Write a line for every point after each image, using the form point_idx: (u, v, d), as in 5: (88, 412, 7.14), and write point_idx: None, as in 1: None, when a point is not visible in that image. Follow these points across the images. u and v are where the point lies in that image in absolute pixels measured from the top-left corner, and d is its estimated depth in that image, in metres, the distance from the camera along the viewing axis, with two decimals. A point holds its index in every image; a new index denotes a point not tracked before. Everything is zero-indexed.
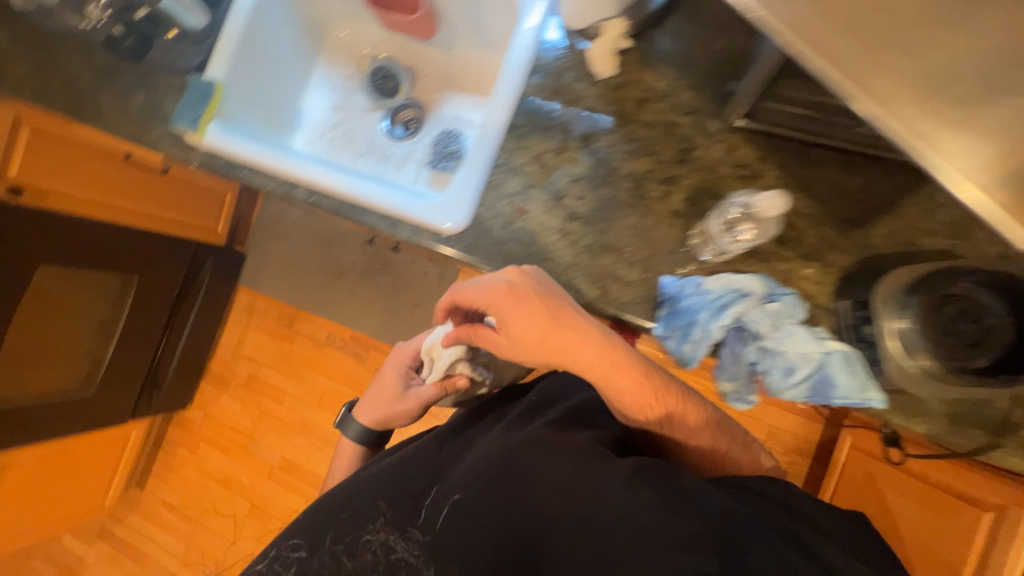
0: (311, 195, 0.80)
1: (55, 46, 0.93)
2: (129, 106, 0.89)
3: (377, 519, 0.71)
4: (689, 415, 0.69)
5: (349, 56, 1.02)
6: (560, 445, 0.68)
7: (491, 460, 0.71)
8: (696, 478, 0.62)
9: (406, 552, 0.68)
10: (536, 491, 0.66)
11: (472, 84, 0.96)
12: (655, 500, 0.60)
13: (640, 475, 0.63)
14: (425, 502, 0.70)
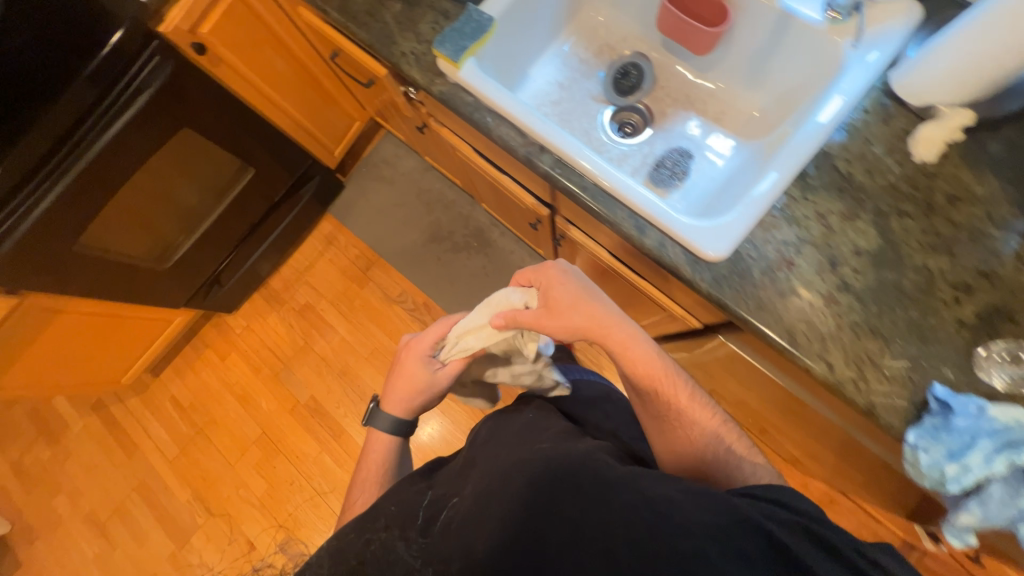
0: (558, 168, 0.75)
1: None
2: (379, 13, 0.85)
3: (381, 524, 0.67)
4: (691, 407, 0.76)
5: (593, 39, 0.98)
6: (549, 452, 0.66)
7: (496, 470, 0.68)
8: (681, 486, 0.59)
9: (407, 557, 0.62)
10: (522, 476, 0.63)
11: (714, 113, 0.92)
12: (637, 508, 0.56)
13: (630, 484, 0.59)
14: (424, 511, 0.68)
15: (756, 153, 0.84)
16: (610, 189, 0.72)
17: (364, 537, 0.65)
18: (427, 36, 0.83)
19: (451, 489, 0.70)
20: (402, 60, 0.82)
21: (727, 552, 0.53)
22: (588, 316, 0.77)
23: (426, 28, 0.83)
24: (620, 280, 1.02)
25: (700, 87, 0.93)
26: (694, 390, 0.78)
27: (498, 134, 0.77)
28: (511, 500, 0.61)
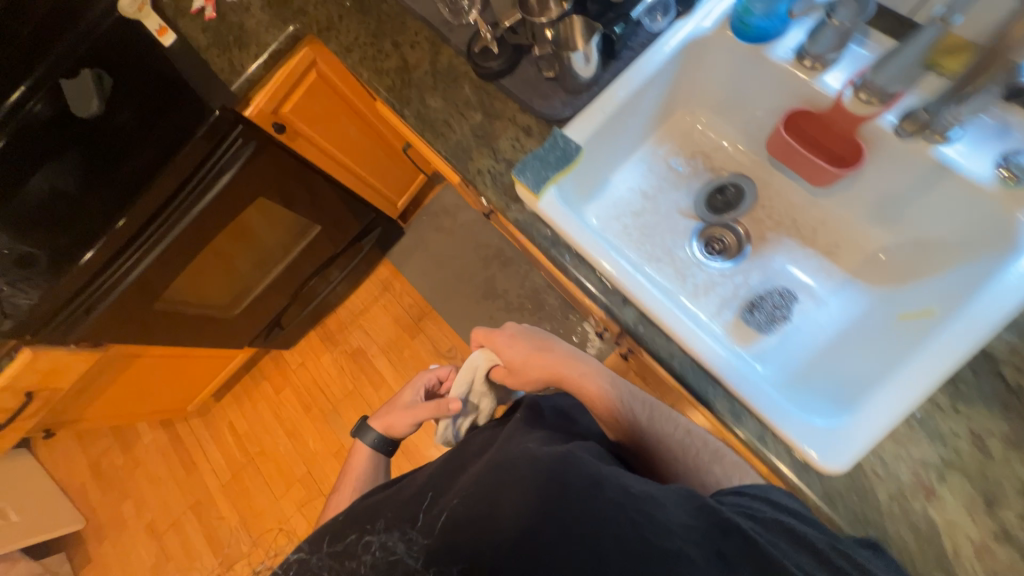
0: (641, 324, 0.68)
1: (408, 38, 0.88)
2: (457, 126, 0.81)
3: (377, 520, 0.62)
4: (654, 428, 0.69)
5: (684, 143, 0.88)
6: (528, 446, 0.58)
7: (477, 466, 0.60)
8: (669, 493, 0.52)
9: (406, 559, 0.54)
10: (517, 471, 0.54)
11: (824, 243, 0.80)
12: (618, 505, 0.50)
13: (609, 483, 0.52)
14: (422, 508, 0.59)
15: (875, 305, 0.72)
16: (703, 362, 0.63)
17: (361, 540, 0.60)
18: (507, 154, 0.77)
19: (434, 482, 0.63)
20: (478, 180, 0.77)
21: (712, 557, 0.47)
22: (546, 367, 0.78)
23: (505, 145, 0.78)
24: (693, 411, 0.91)
25: (809, 211, 0.81)
26: (654, 410, 0.72)
27: (577, 276, 0.72)
28: (504, 505, 0.52)
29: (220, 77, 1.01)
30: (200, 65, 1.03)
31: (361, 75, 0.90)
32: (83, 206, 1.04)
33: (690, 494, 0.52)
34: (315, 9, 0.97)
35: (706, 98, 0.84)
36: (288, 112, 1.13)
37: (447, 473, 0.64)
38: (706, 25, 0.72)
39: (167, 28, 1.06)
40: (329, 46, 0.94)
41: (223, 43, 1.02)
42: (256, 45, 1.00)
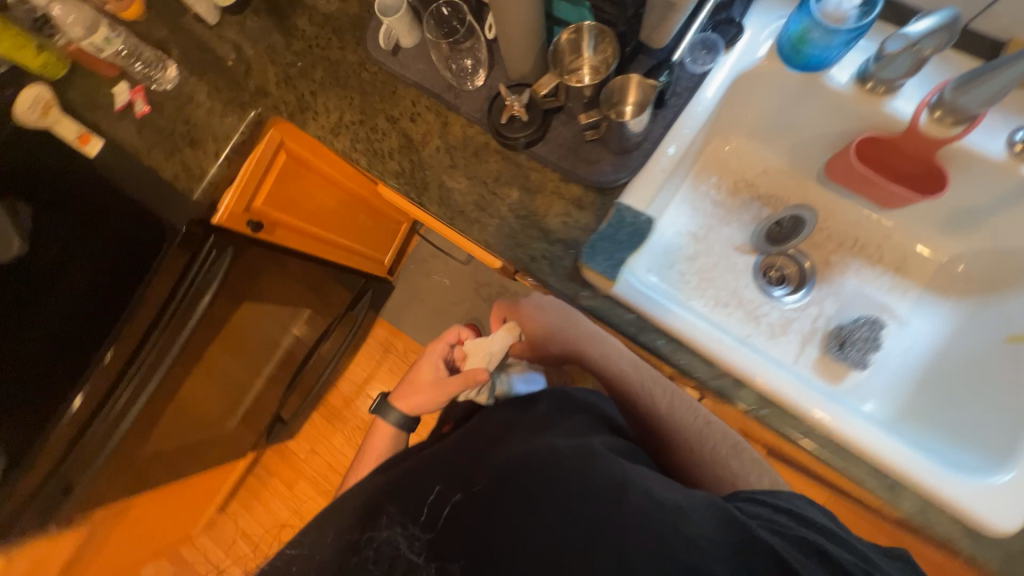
0: (762, 406, 0.61)
1: (408, 111, 0.76)
2: (494, 209, 0.71)
3: (381, 518, 0.59)
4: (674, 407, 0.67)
5: (725, 174, 0.82)
6: (555, 441, 0.55)
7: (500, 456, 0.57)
8: (697, 500, 0.49)
9: (409, 555, 0.54)
10: (539, 481, 0.51)
11: (894, 259, 0.77)
12: (643, 519, 0.47)
13: (636, 483, 0.50)
14: (425, 504, 0.57)
15: (965, 321, 0.70)
16: (841, 439, 0.59)
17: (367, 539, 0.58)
18: (561, 234, 0.68)
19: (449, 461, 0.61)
20: (534, 269, 0.68)
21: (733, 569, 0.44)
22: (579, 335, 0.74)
23: (556, 223, 0.68)
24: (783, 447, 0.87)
25: (866, 229, 0.78)
26: (675, 398, 0.68)
27: (677, 364, 0.63)
28: (526, 519, 0.49)
29: (175, 186, 0.83)
30: (145, 174, 0.84)
31: (358, 161, 0.77)
32: (15, 385, 0.80)
33: (717, 504, 0.49)
34: (280, 87, 0.82)
35: (744, 127, 0.78)
36: (261, 205, 0.95)
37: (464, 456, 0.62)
38: (755, 60, 0.66)
39: (90, 133, 0.86)
40: (308, 131, 0.80)
41: (169, 142, 0.84)
42: (213, 140, 0.83)
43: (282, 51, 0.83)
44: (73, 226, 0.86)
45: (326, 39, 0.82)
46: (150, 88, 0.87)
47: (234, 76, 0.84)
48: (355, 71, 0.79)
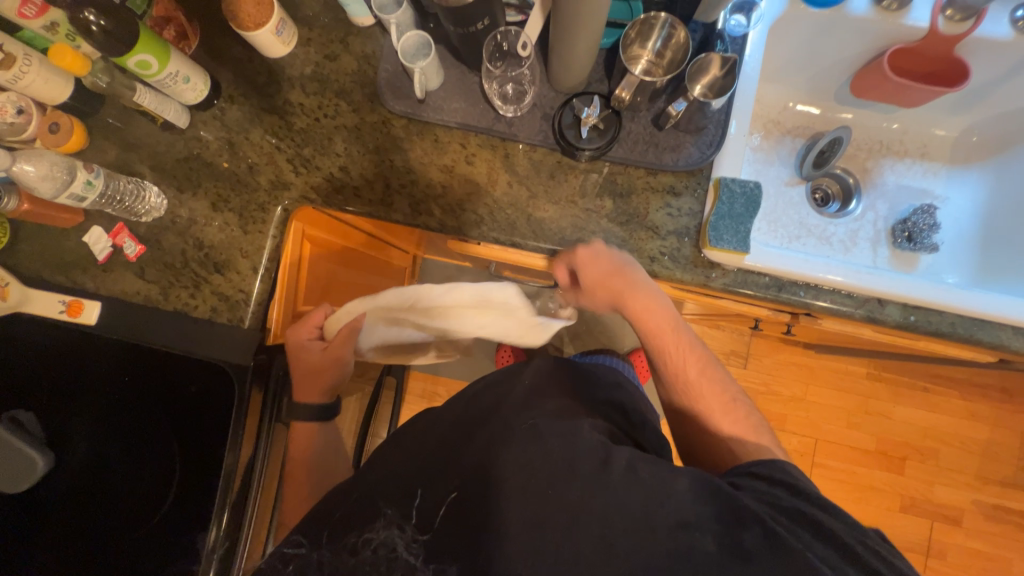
0: (909, 314, 0.66)
1: (462, 155, 0.71)
2: (594, 223, 0.68)
3: (375, 517, 0.58)
4: (702, 380, 0.65)
5: (757, 120, 0.87)
6: (545, 433, 0.55)
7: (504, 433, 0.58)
8: (683, 474, 0.50)
9: (406, 557, 0.54)
10: (506, 464, 0.54)
11: (917, 149, 0.86)
12: (616, 499, 0.49)
13: (618, 463, 0.51)
14: (415, 505, 0.58)
15: (997, 181, 0.80)
16: (976, 315, 0.65)
17: (358, 540, 0.56)
18: (670, 226, 0.68)
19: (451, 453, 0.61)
20: (658, 269, 0.67)
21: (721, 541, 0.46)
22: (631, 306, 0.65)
23: (660, 217, 0.68)
24: (874, 343, 0.95)
25: (884, 131, 0.87)
26: (705, 362, 0.66)
27: (823, 306, 0.67)
28: (513, 490, 0.52)
29: (217, 322, 0.71)
30: (173, 320, 0.71)
31: (427, 223, 0.70)
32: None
33: (705, 478, 0.50)
34: (300, 173, 0.72)
35: (764, 74, 0.83)
36: (303, 306, 0.85)
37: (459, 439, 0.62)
38: (782, 10, 0.70)
39: (81, 299, 0.70)
40: (354, 210, 0.71)
41: (188, 277, 0.72)
42: (243, 256, 0.72)
43: (285, 135, 0.73)
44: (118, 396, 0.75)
45: (331, 107, 0.73)
46: (134, 222, 0.72)
47: (238, 178, 0.73)
48: (381, 131, 0.72)
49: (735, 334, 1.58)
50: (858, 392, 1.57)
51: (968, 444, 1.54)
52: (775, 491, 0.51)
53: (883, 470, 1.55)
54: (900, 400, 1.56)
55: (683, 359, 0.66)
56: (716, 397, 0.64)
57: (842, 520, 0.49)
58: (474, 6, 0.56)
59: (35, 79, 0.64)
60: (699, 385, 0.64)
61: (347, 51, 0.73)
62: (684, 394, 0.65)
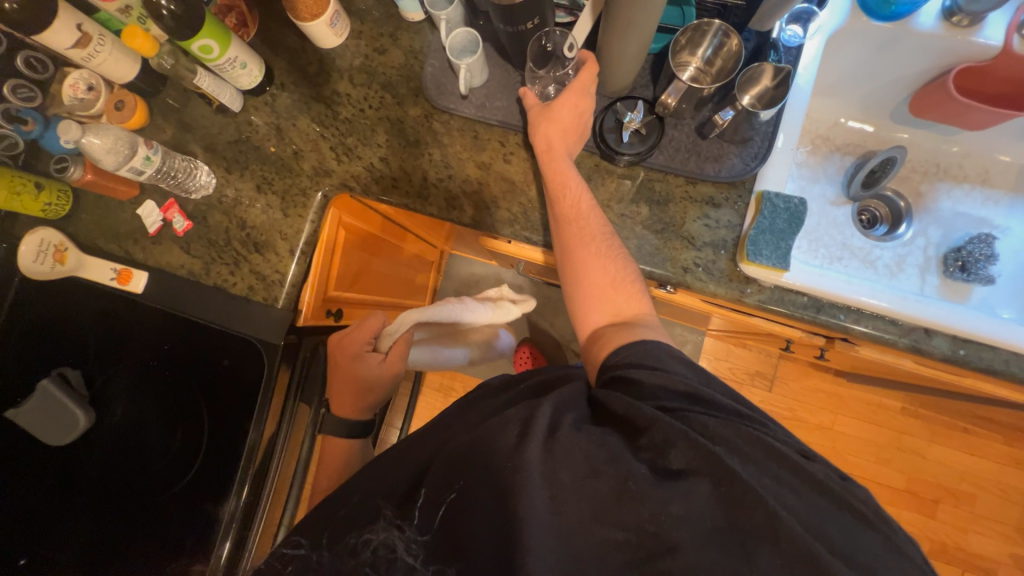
0: (959, 347, 0.62)
1: (500, 153, 0.71)
2: (627, 229, 0.68)
3: (375, 518, 0.57)
4: (616, 300, 0.62)
5: (804, 136, 0.84)
6: (507, 412, 0.57)
7: (458, 449, 0.58)
8: (618, 431, 0.53)
9: (406, 558, 0.52)
10: (471, 447, 0.55)
11: (978, 174, 0.82)
12: (567, 457, 0.50)
13: (564, 428, 0.52)
14: (417, 505, 0.56)
15: None
16: None
17: (358, 541, 0.55)
18: (706, 238, 0.66)
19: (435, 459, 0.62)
20: (690, 280, 0.66)
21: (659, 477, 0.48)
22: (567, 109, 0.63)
23: (697, 227, 0.67)
24: (916, 375, 0.90)
25: (941, 154, 0.83)
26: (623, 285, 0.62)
27: (864, 332, 0.63)
28: (479, 479, 0.52)
29: (253, 300, 0.74)
30: (211, 295, 0.74)
31: (460, 217, 0.71)
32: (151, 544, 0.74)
33: (631, 409, 0.52)
34: (341, 162, 0.74)
35: (816, 88, 0.80)
36: (334, 292, 0.87)
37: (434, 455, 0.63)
38: (840, 23, 0.68)
39: (130, 268, 0.75)
40: (391, 201, 0.73)
41: (229, 254, 0.75)
42: (282, 238, 0.74)
43: (330, 123, 0.75)
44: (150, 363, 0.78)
45: (376, 99, 0.75)
46: (184, 198, 0.76)
47: (283, 163, 0.75)
48: (423, 124, 0.73)
49: (763, 354, 1.53)
50: (890, 426, 1.49)
51: (1010, 492, 1.44)
52: (705, 417, 0.50)
53: (912, 511, 1.47)
54: (936, 439, 1.47)
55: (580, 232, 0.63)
56: (614, 272, 0.62)
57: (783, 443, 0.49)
58: (526, 5, 0.56)
59: (106, 58, 0.68)
60: (601, 265, 0.62)
61: (395, 45, 0.75)
62: (580, 271, 0.63)
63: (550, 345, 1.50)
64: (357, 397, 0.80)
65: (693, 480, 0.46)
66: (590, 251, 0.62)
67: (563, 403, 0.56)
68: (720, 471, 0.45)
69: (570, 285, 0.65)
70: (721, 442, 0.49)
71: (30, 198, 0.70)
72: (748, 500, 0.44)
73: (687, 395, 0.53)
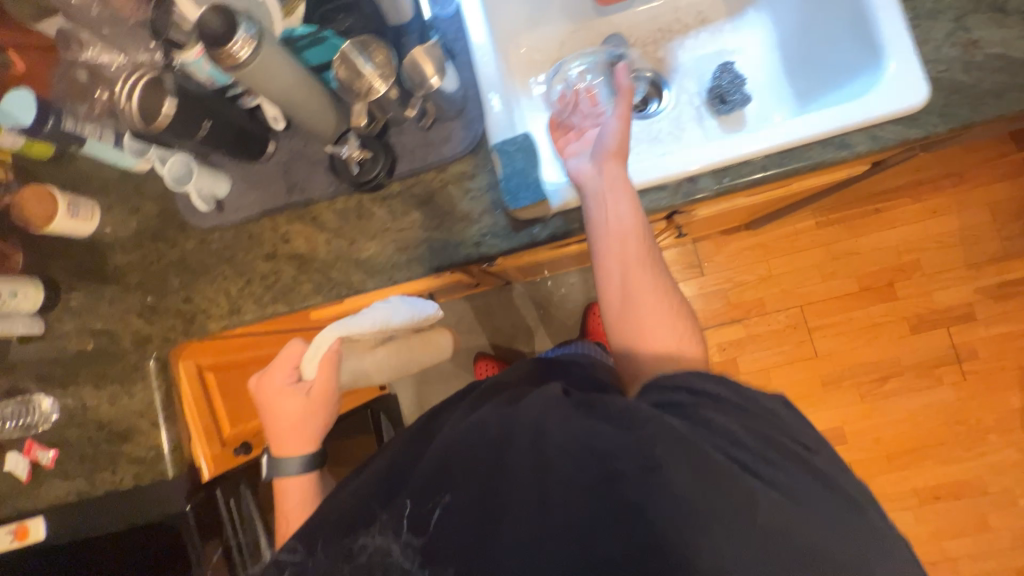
0: (722, 177, 0.65)
1: (278, 237, 0.74)
2: (413, 238, 0.71)
3: (371, 520, 0.54)
4: (673, 325, 0.59)
5: (541, 66, 0.88)
6: (499, 413, 0.54)
7: (451, 431, 0.56)
8: (641, 419, 0.49)
9: (400, 562, 0.50)
10: (465, 447, 0.52)
11: (694, 17, 0.87)
12: (572, 452, 0.48)
13: (558, 423, 0.50)
14: (403, 510, 0.52)
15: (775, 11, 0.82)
16: (782, 147, 0.64)
17: (353, 544, 0.53)
18: (478, 208, 0.70)
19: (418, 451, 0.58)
20: (487, 250, 0.69)
21: (686, 477, 0.45)
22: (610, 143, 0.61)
23: (467, 203, 0.70)
24: (762, 204, 0.94)
25: (658, 18, 0.88)
26: (667, 299, 0.60)
27: (644, 210, 0.67)
28: (467, 472, 0.51)
29: (144, 485, 0.75)
30: (106, 502, 0.75)
31: (276, 310, 0.73)
32: None
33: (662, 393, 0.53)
34: (154, 322, 0.76)
35: (521, 26, 0.85)
36: (234, 429, 0.89)
37: (412, 448, 0.59)
38: None
39: (24, 522, 0.75)
40: (213, 330, 0.75)
41: (104, 457, 0.76)
42: (142, 417, 0.76)
43: (126, 295, 0.77)
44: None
45: (153, 252, 0.77)
46: (40, 433, 0.77)
47: (107, 352, 0.77)
48: (203, 251, 0.75)
49: (680, 248, 1.57)
50: (818, 244, 1.54)
51: (945, 239, 1.50)
52: (731, 409, 0.51)
53: (878, 304, 1.51)
54: (860, 232, 1.53)
55: (624, 250, 0.60)
56: (679, 323, 0.60)
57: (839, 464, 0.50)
58: (183, 113, 0.59)
59: None
60: (664, 306, 0.60)
61: (144, 198, 0.78)
62: (637, 300, 0.59)
63: (496, 349, 1.52)
64: (297, 432, 0.67)
65: (707, 474, 0.45)
66: (650, 278, 0.60)
67: (552, 399, 0.53)
68: (738, 474, 0.45)
69: (610, 302, 0.61)
70: (732, 424, 0.50)
71: None
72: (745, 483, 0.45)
73: (725, 394, 0.53)
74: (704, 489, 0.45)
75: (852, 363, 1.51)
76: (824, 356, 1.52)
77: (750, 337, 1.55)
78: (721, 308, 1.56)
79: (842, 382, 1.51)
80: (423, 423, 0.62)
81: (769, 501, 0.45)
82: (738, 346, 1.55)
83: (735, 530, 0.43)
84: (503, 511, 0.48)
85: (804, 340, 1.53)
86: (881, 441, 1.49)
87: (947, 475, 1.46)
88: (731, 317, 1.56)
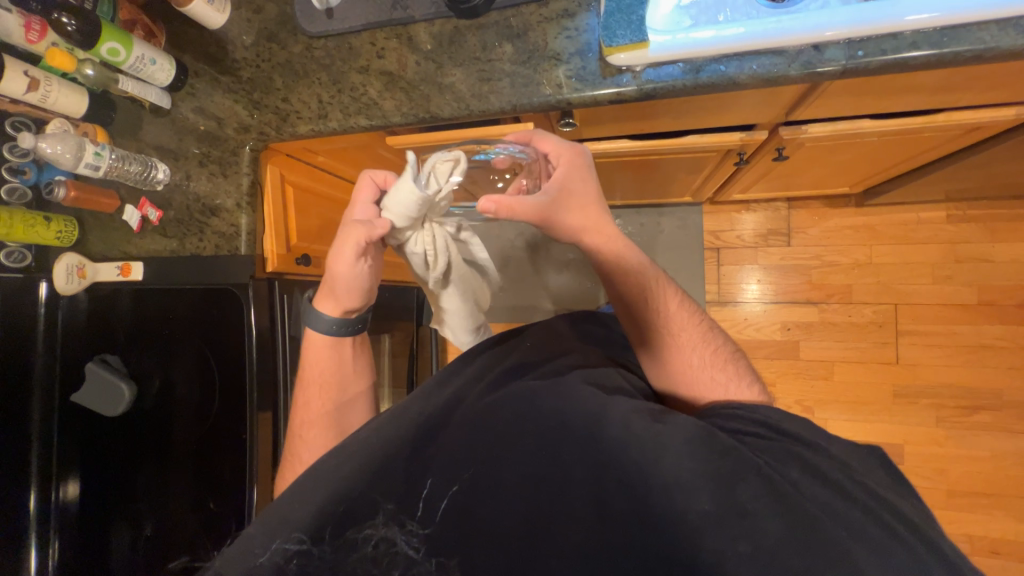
0: (856, 50, 0.57)
1: (375, 50, 0.77)
2: (498, 71, 0.70)
3: (374, 512, 0.55)
4: (704, 354, 0.72)
5: None
6: (542, 397, 0.61)
7: (465, 418, 0.62)
8: (680, 430, 0.55)
9: (407, 550, 0.53)
10: (508, 434, 0.59)
11: None
12: (615, 457, 0.55)
13: (612, 422, 0.57)
14: (420, 497, 0.56)
15: None
16: (940, 25, 0.55)
17: (357, 536, 0.54)
18: (571, 49, 0.67)
19: (439, 430, 0.62)
20: (568, 94, 0.67)
21: (776, 513, 0.50)
22: (570, 183, 0.64)
23: (561, 43, 0.68)
24: (889, 137, 0.82)
25: None
26: (694, 334, 0.73)
27: (751, 75, 0.60)
28: (507, 455, 0.58)
29: (222, 255, 0.87)
30: (192, 262, 0.88)
31: (357, 122, 0.77)
32: (214, 474, 0.90)
33: (705, 431, 0.55)
34: (255, 115, 0.83)
35: None
36: (297, 243, 1.01)
37: (436, 425, 0.63)
38: None
39: (128, 262, 0.90)
40: (300, 131, 0.80)
41: (194, 226, 0.88)
42: (229, 198, 0.86)
43: (236, 86, 0.85)
44: (165, 338, 0.93)
45: (266, 51, 0.83)
46: (150, 193, 0.90)
47: (214, 135, 0.87)
48: (307, 56, 0.80)
49: (772, 209, 1.42)
50: (941, 241, 1.33)
51: None
52: (800, 450, 0.55)
53: (995, 324, 1.30)
54: (1000, 238, 1.30)
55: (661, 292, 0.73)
56: (724, 369, 0.71)
57: (895, 495, 0.53)
58: None
59: (57, 95, 0.79)
60: (704, 359, 0.71)
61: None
62: (682, 359, 0.71)
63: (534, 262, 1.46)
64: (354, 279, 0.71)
65: (766, 517, 0.50)
66: (688, 339, 0.72)
67: (590, 375, 0.66)
68: (797, 514, 0.50)
69: (648, 338, 0.73)
70: (778, 455, 0.54)
71: (44, 227, 0.85)
72: (796, 506, 0.50)
73: (761, 427, 0.59)
74: (770, 507, 0.50)
75: (937, 380, 1.32)
76: (905, 365, 1.34)
77: (824, 323, 1.39)
78: (798, 285, 1.41)
79: (919, 398, 1.33)
80: (452, 396, 0.66)
81: (816, 518, 0.50)
82: (806, 329, 1.40)
83: (797, 554, 0.48)
84: (552, 512, 0.55)
85: (887, 342, 1.35)
86: (945, 474, 1.31)
87: (1017, 533, 1.26)
88: (807, 297, 1.40)
